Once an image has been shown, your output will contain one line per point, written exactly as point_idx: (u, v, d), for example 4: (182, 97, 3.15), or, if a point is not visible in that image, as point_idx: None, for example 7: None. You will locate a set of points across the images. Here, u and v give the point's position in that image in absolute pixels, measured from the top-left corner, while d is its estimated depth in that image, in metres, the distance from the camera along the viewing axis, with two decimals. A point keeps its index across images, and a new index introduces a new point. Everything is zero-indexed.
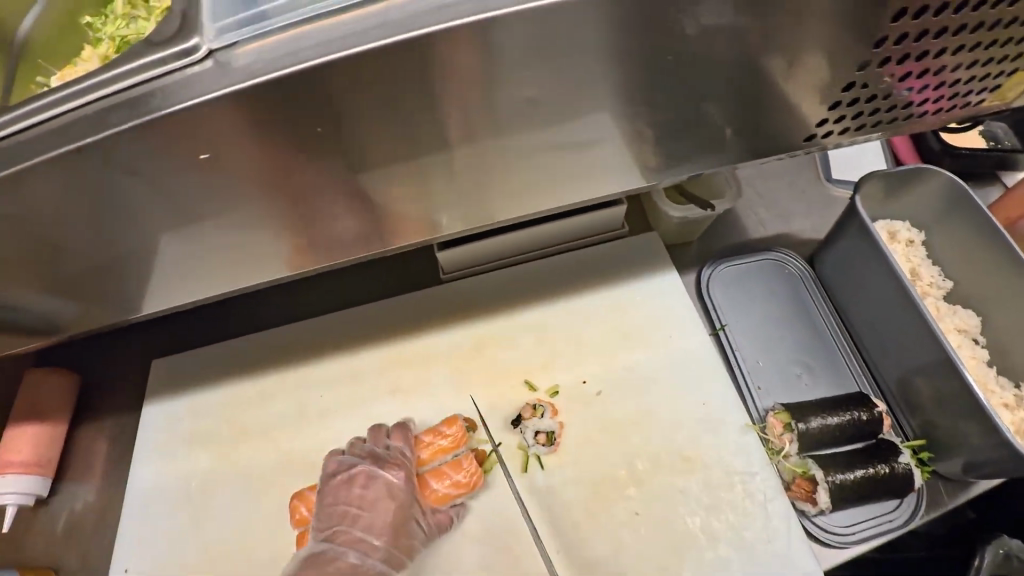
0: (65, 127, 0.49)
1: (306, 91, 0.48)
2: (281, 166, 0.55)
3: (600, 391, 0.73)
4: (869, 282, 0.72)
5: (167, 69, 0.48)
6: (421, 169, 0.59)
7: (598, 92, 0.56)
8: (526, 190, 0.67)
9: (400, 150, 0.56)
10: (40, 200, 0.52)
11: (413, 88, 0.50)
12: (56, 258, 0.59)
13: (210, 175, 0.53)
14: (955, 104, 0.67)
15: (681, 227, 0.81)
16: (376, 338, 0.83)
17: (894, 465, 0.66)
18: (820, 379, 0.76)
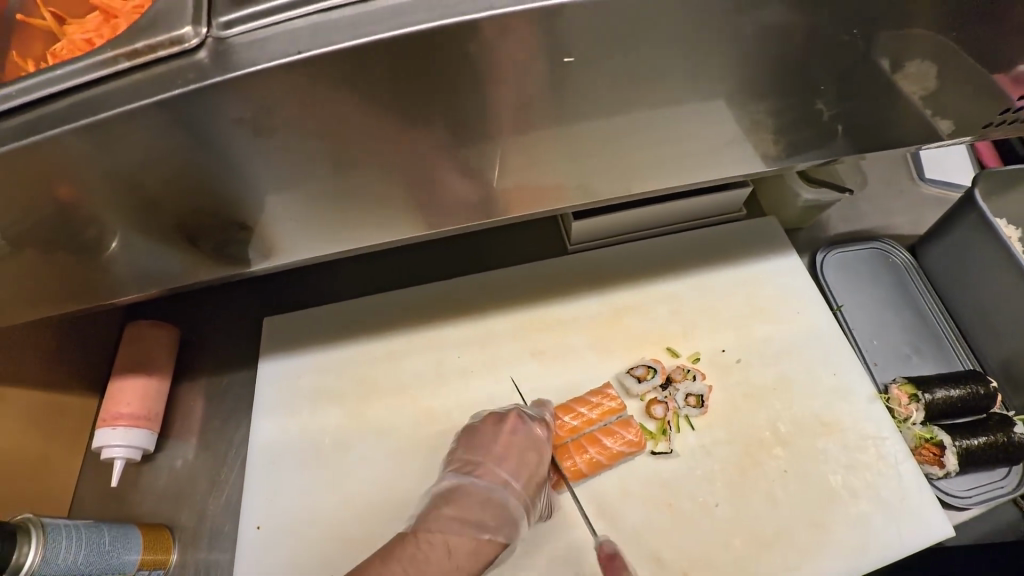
0: (371, 15, 0.50)
1: (567, 30, 0.52)
2: (538, 94, 0.57)
3: (739, 359, 0.77)
4: (986, 269, 0.79)
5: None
6: (639, 115, 0.63)
7: (812, 53, 0.62)
8: (710, 147, 0.71)
9: (640, 88, 0.59)
10: (289, 112, 0.53)
11: (659, 36, 0.55)
12: (262, 184, 0.60)
13: (479, 93, 0.56)
14: None
15: (804, 211, 0.86)
16: (506, 302, 0.84)
17: (1010, 434, 0.73)
18: (928, 360, 0.82)
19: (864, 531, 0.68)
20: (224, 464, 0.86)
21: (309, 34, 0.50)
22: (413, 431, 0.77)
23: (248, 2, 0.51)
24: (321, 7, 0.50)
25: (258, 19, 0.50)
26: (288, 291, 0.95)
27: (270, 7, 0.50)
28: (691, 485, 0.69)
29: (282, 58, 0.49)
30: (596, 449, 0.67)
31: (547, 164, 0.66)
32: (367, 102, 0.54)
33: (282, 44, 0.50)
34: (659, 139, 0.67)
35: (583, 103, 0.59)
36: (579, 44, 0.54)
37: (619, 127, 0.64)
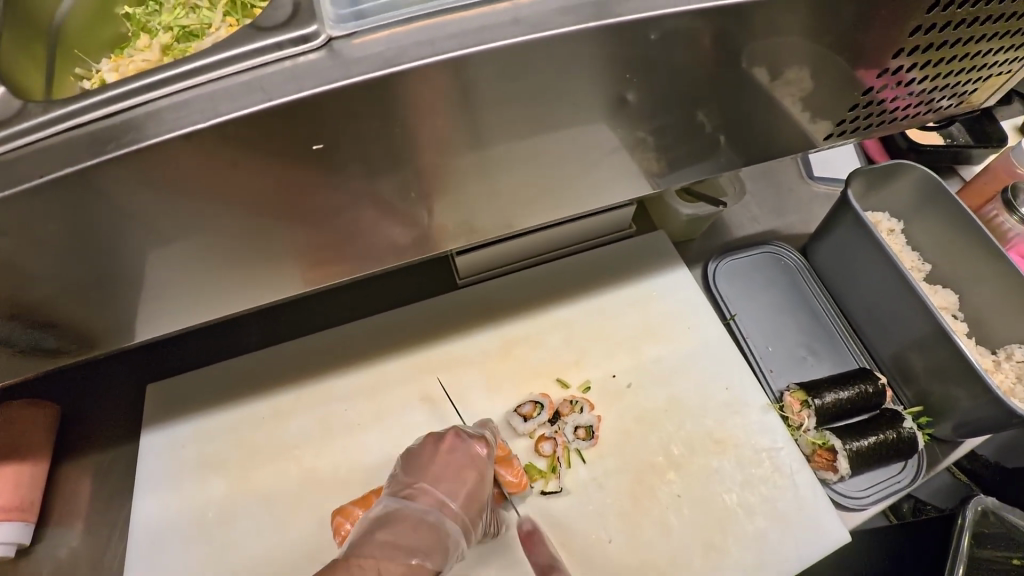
0: (123, 125, 0.45)
1: (353, 106, 0.48)
2: (370, 159, 0.53)
3: (630, 384, 0.75)
4: (864, 265, 0.79)
5: (278, 57, 0.47)
6: (487, 159, 0.59)
7: (665, 90, 0.59)
8: (579, 178, 0.69)
9: (482, 140, 0.56)
10: (80, 216, 0.48)
11: (471, 99, 0.51)
12: (82, 283, 0.55)
13: (300, 166, 0.51)
14: (924, 110, 0.76)
15: (689, 224, 0.86)
16: (395, 346, 0.81)
17: (900, 430, 0.73)
18: (823, 359, 0.82)
19: (760, 547, 0.67)
20: (111, 548, 0.80)
21: (60, 151, 0.45)
22: (301, 496, 0.73)
23: (0, 125, 0.46)
24: (70, 123, 0.46)
25: (5, 143, 0.45)
26: (174, 357, 0.90)
27: (41, 122, 0.46)
28: (585, 521, 0.67)
29: (34, 181, 0.44)
30: None
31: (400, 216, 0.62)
32: (162, 192, 0.48)
33: (36, 164, 0.45)
34: (513, 187, 0.65)
35: (409, 164, 0.55)
36: (383, 119, 0.50)
37: (464, 175, 0.60)
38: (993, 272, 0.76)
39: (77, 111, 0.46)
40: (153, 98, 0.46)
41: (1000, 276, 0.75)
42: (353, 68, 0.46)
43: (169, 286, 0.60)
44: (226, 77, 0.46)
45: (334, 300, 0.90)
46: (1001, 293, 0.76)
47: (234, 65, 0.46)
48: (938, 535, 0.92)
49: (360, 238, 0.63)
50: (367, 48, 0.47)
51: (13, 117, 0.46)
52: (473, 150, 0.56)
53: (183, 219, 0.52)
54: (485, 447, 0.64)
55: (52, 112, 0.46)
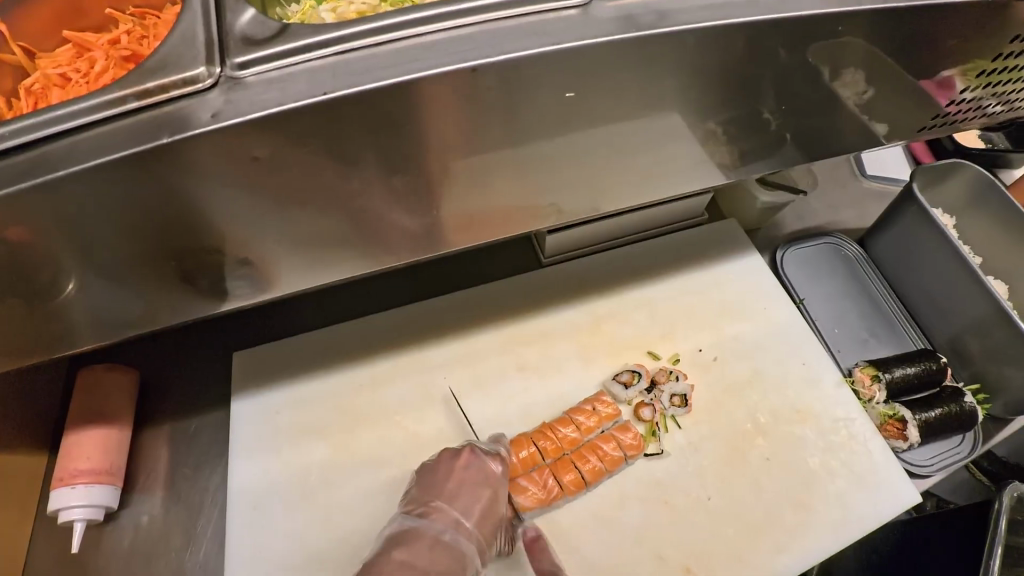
0: (396, 54, 0.49)
1: (563, 72, 0.53)
2: (557, 121, 0.58)
3: (716, 357, 0.80)
4: (927, 253, 0.85)
5: (544, 7, 0.52)
6: (639, 131, 0.64)
7: (808, 78, 0.66)
8: (699, 158, 0.74)
9: (649, 111, 0.62)
10: (281, 160, 0.50)
11: (673, 73, 0.58)
12: (250, 232, 0.56)
13: (489, 127, 0.55)
14: (980, 115, 0.83)
15: (763, 212, 0.92)
16: (489, 318, 0.83)
17: (962, 404, 0.79)
18: (883, 341, 0.89)
19: (843, 507, 0.71)
20: (200, 515, 0.80)
21: (329, 74, 0.48)
22: (402, 458, 0.75)
23: (263, 43, 0.48)
24: (339, 48, 0.48)
25: (276, 61, 0.48)
26: (263, 324, 0.91)
27: (307, 43, 0.48)
28: (685, 480, 0.71)
29: (308, 100, 0.46)
30: (596, 456, 0.68)
31: (528, 189, 0.66)
32: (362, 141, 0.51)
33: (298, 86, 0.47)
34: (635, 164, 0.70)
35: (570, 133, 0.60)
36: (583, 87, 0.55)
37: (607, 149, 0.65)
38: None
39: (337, 38, 0.49)
40: (423, 31, 0.50)
41: None
42: (587, 33, 0.52)
43: (303, 252, 0.61)
44: (493, 20, 0.51)
45: (419, 274, 0.92)
46: None
47: (484, 13, 0.51)
48: (974, 523, 0.92)
49: (487, 208, 0.66)
50: (619, 11, 0.54)
51: (279, 34, 0.49)
52: (629, 121, 0.62)
53: (365, 170, 0.54)
54: (499, 465, 0.65)
55: (319, 34, 0.49)
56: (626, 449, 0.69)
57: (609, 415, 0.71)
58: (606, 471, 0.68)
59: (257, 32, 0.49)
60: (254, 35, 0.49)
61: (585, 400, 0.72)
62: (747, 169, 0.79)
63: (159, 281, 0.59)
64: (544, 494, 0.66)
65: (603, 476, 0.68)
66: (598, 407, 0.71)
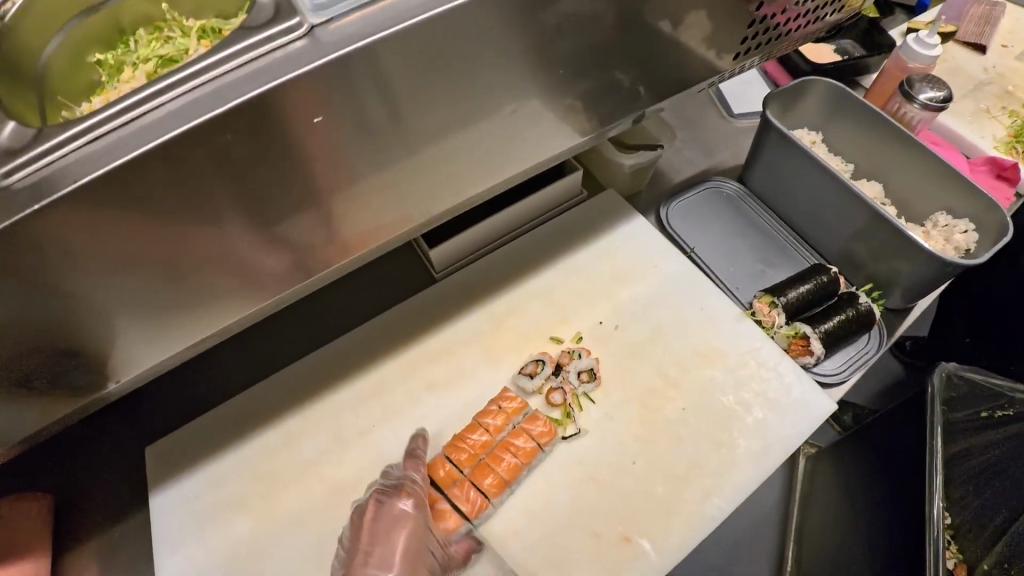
0: (144, 129, 0.45)
1: (362, 89, 0.50)
2: (382, 133, 0.55)
3: (617, 325, 0.80)
4: (795, 173, 0.88)
5: (269, 49, 0.47)
6: (477, 128, 0.63)
7: (630, 35, 0.66)
8: (553, 133, 0.74)
9: (480, 103, 0.60)
10: (88, 246, 0.47)
11: (490, 53, 0.56)
12: (86, 324, 0.53)
13: (309, 156, 0.52)
14: (809, 22, 0.85)
15: (633, 175, 0.91)
16: (392, 344, 0.82)
17: (857, 306, 0.81)
18: (779, 267, 0.91)
19: (765, 436, 0.73)
20: None
21: (84, 164, 0.44)
22: (334, 508, 0.73)
23: (18, 150, 0.45)
24: (87, 137, 0.45)
25: (29, 165, 0.44)
26: (170, 411, 0.87)
27: (59, 141, 0.45)
28: (606, 453, 0.71)
29: (65, 190, 0.43)
30: (511, 453, 0.67)
31: (388, 207, 0.65)
32: (172, 205, 0.49)
33: (58, 185, 0.43)
34: (483, 161, 0.69)
35: (400, 148, 0.58)
36: (391, 96, 0.52)
37: (449, 154, 0.63)
38: (904, 157, 0.87)
39: (82, 129, 0.45)
40: (164, 99, 0.46)
41: (908, 157, 0.87)
42: (369, 28, 0.48)
43: (158, 328, 0.58)
44: (218, 76, 0.46)
45: (323, 315, 0.90)
46: (913, 175, 0.88)
47: (216, 68, 0.46)
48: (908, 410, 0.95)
49: (346, 233, 0.64)
50: (351, 27, 0.48)
51: (31, 142, 0.45)
52: (445, 134, 0.60)
53: (186, 235, 0.52)
54: (406, 501, 0.64)
55: (68, 129, 0.45)
56: (540, 438, 0.68)
57: (516, 409, 0.70)
58: (526, 465, 0.67)
59: (14, 141, 0.46)
60: (14, 143, 0.46)
61: (490, 401, 0.71)
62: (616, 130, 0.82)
63: (5, 399, 0.55)
64: (465, 504, 0.65)
65: (523, 471, 0.68)
66: (506, 404, 0.70)
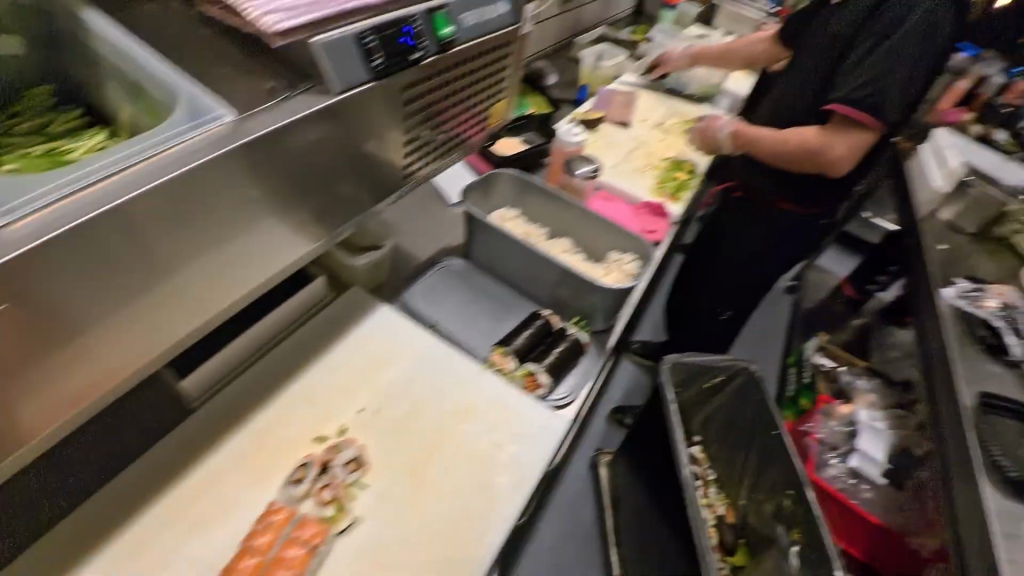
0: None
1: (20, 287, 0.46)
2: (78, 306, 0.51)
3: (377, 409, 0.89)
4: (498, 245, 1.07)
5: None
6: (199, 265, 0.61)
7: (334, 153, 0.72)
8: (292, 252, 0.74)
9: (192, 247, 0.59)
10: None
11: (189, 210, 0.56)
12: None
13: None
14: (472, 125, 0.95)
15: (369, 270, 1.05)
16: (145, 494, 0.76)
17: (567, 338, 1.02)
18: (510, 318, 1.06)
19: (516, 468, 0.85)
20: None
21: None
22: None
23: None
24: None
25: None
26: None
27: None
28: (382, 532, 0.77)
29: None
30: (285, 565, 0.71)
31: (108, 360, 0.58)
32: None
33: None
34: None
35: (105, 314, 0.54)
36: (74, 279, 0.50)
37: (171, 295, 0.60)
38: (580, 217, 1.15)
39: None
40: None
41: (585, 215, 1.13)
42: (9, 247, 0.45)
43: None
44: None
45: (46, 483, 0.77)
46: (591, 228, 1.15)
47: None
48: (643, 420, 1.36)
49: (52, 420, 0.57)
50: (19, 232, 0.47)
51: None
52: (142, 293, 0.57)
53: None
54: None
55: None
56: (312, 539, 0.74)
57: (282, 519, 0.75)
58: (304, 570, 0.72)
59: None
60: None
61: (257, 521, 0.75)
62: (336, 238, 0.81)
63: None
64: None
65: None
66: (273, 519, 0.75)
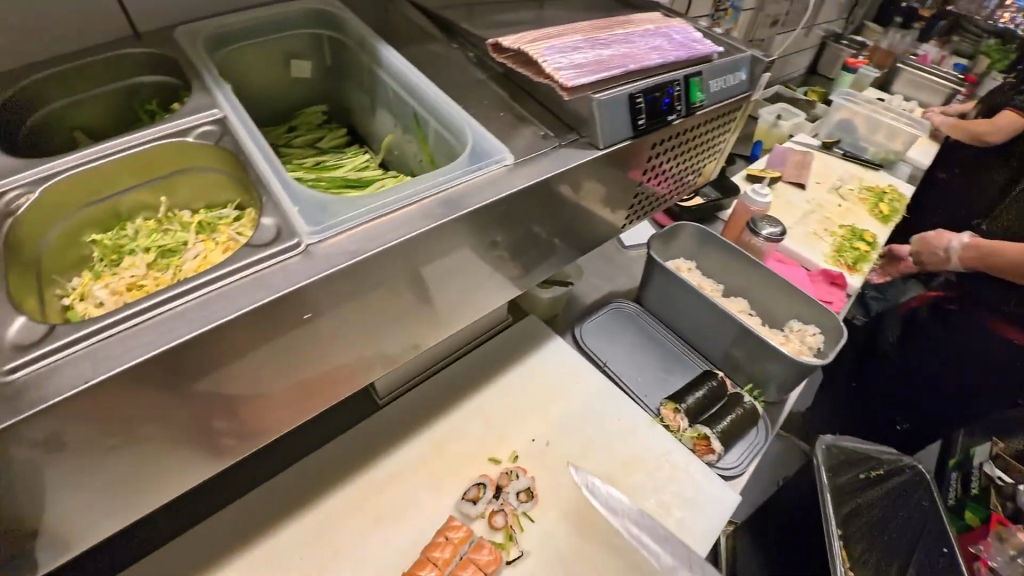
0: (145, 331, 0.51)
1: (312, 298, 0.59)
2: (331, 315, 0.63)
3: (548, 442, 0.90)
4: (678, 297, 1.06)
5: (263, 259, 0.58)
6: (410, 289, 0.71)
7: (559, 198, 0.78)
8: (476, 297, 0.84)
9: (407, 278, 0.69)
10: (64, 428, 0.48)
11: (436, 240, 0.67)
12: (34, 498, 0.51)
13: (297, 337, 0.61)
14: (683, 184, 1.05)
15: (551, 303, 1.08)
16: (345, 475, 0.84)
17: (742, 406, 0.97)
18: (678, 372, 1.05)
19: (686, 535, 0.82)
20: None
21: (96, 360, 0.48)
22: None
23: (33, 347, 0.48)
24: (97, 333, 0.50)
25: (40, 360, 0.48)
26: None
27: (72, 338, 0.49)
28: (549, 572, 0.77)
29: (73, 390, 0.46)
30: None
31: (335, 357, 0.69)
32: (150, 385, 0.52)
33: (59, 384, 0.47)
34: (434, 317, 0.79)
35: (342, 326, 0.66)
36: (342, 299, 0.63)
37: (383, 316, 0.71)
38: (757, 279, 1.10)
39: (95, 328, 0.50)
40: (175, 301, 0.53)
41: (766, 278, 1.08)
42: (318, 267, 0.59)
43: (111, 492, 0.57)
44: (222, 283, 0.56)
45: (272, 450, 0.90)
46: (767, 292, 1.10)
47: (221, 276, 0.56)
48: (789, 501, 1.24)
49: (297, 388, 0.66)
50: (337, 246, 0.61)
51: (43, 338, 0.49)
52: (365, 309, 0.67)
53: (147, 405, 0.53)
54: None
55: (85, 327, 0.50)
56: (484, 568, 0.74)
57: (459, 537, 0.76)
58: None
59: (22, 337, 0.49)
60: (23, 340, 0.49)
61: (436, 535, 0.76)
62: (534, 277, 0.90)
63: None
64: None
65: None
66: (453, 537, 0.76)
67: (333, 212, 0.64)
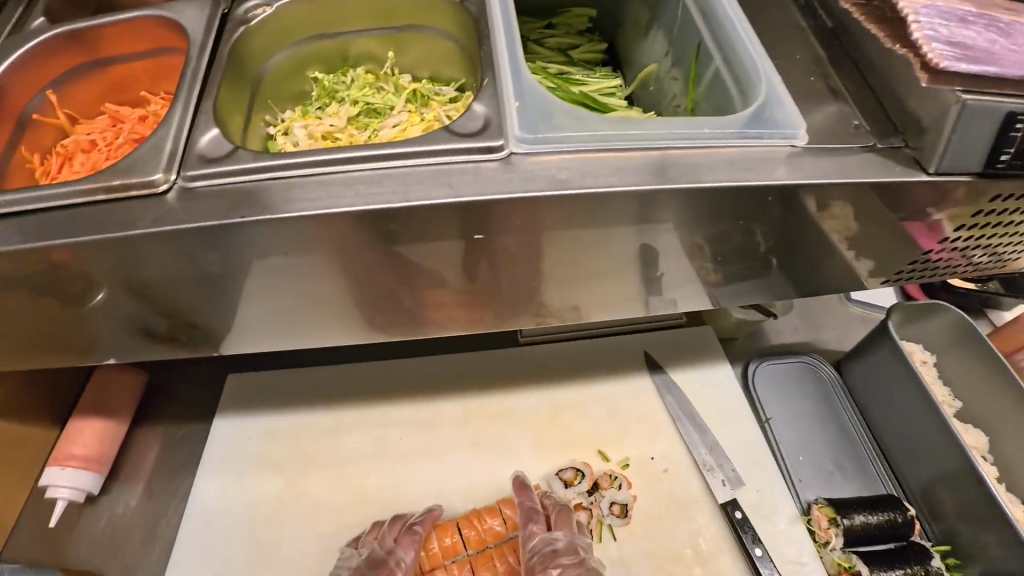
0: (319, 183, 0.56)
1: (493, 218, 0.56)
2: (504, 241, 0.59)
3: (665, 468, 0.79)
4: (901, 394, 0.81)
5: (457, 158, 0.56)
6: (603, 245, 0.62)
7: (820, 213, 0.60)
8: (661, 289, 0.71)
9: (600, 231, 0.60)
10: (258, 241, 0.56)
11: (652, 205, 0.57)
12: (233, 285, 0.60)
13: (472, 247, 0.59)
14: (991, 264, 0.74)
15: (738, 324, 0.92)
16: (457, 386, 0.86)
17: (928, 567, 0.73)
18: (853, 479, 0.83)
19: None
20: (158, 525, 0.78)
21: (264, 194, 0.55)
22: (349, 511, 0.76)
23: (215, 160, 0.57)
24: (273, 173, 0.56)
25: (217, 177, 0.57)
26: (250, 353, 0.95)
27: (245, 168, 0.56)
28: None
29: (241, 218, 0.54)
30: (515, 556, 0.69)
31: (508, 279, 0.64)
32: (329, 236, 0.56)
33: (236, 205, 0.55)
34: (600, 296, 0.70)
35: (518, 256, 0.61)
36: (520, 233, 0.58)
37: (563, 269, 0.64)
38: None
39: (269, 166, 0.56)
40: (353, 167, 0.56)
41: None
42: (515, 184, 0.55)
43: (286, 308, 0.65)
44: (406, 165, 0.56)
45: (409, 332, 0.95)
46: None
47: (403, 157, 0.56)
48: None
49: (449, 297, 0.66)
50: (544, 165, 0.56)
51: (227, 156, 0.58)
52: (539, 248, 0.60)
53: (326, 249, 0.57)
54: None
55: (258, 161, 0.57)
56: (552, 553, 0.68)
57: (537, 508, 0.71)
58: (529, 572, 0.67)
59: (211, 150, 0.58)
60: (210, 152, 0.58)
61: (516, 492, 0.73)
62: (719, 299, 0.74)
63: (154, 313, 0.64)
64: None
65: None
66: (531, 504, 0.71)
67: (558, 124, 0.58)
